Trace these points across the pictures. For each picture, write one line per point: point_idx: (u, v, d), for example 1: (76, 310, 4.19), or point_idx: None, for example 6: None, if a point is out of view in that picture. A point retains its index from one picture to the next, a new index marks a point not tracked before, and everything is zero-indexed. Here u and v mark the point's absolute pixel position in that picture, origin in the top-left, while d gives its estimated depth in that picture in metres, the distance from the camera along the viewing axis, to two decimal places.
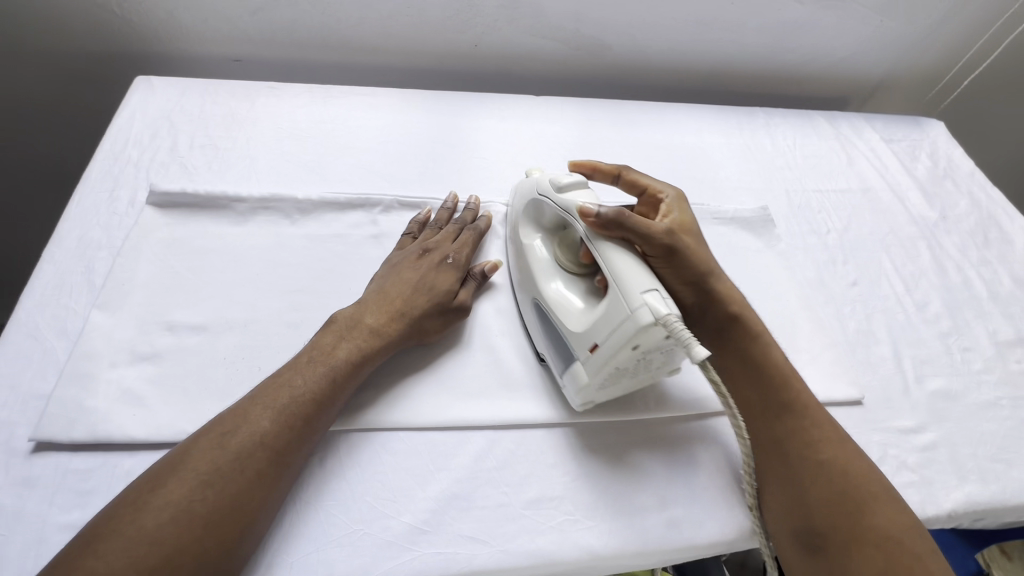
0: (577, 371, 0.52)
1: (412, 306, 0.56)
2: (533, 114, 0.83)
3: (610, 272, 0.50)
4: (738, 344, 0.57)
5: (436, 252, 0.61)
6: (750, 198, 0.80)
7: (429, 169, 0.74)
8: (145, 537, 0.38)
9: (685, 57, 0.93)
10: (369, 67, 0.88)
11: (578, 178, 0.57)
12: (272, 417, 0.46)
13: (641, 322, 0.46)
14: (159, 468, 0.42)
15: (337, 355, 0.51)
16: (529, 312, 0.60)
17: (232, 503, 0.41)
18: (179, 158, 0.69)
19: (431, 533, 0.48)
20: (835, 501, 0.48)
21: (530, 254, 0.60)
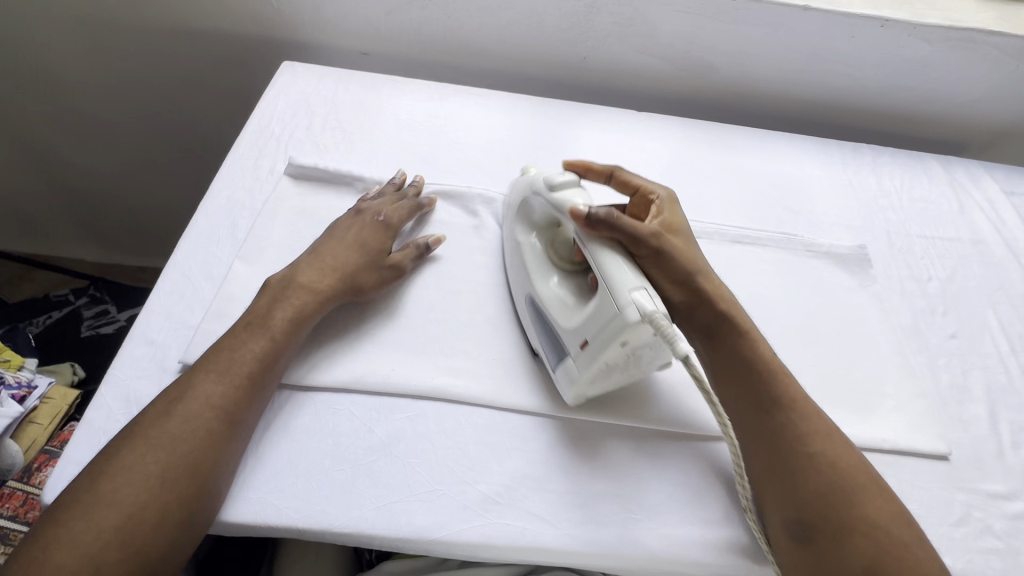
0: (570, 366, 0.55)
1: (344, 265, 0.61)
2: (633, 128, 0.86)
3: (602, 270, 0.53)
4: (725, 338, 0.58)
5: (367, 214, 0.66)
6: (848, 234, 0.78)
7: (529, 170, 0.78)
8: (103, 502, 0.43)
9: (794, 87, 0.93)
10: (481, 71, 0.94)
11: (569, 178, 0.60)
12: (213, 381, 0.50)
13: (630, 319, 0.49)
14: (114, 442, 0.47)
15: (275, 325, 0.55)
16: (524, 309, 0.62)
17: (185, 463, 0.46)
18: (312, 137, 0.77)
19: (502, 505, 0.52)
20: (824, 493, 0.50)
21: (528, 253, 0.63)
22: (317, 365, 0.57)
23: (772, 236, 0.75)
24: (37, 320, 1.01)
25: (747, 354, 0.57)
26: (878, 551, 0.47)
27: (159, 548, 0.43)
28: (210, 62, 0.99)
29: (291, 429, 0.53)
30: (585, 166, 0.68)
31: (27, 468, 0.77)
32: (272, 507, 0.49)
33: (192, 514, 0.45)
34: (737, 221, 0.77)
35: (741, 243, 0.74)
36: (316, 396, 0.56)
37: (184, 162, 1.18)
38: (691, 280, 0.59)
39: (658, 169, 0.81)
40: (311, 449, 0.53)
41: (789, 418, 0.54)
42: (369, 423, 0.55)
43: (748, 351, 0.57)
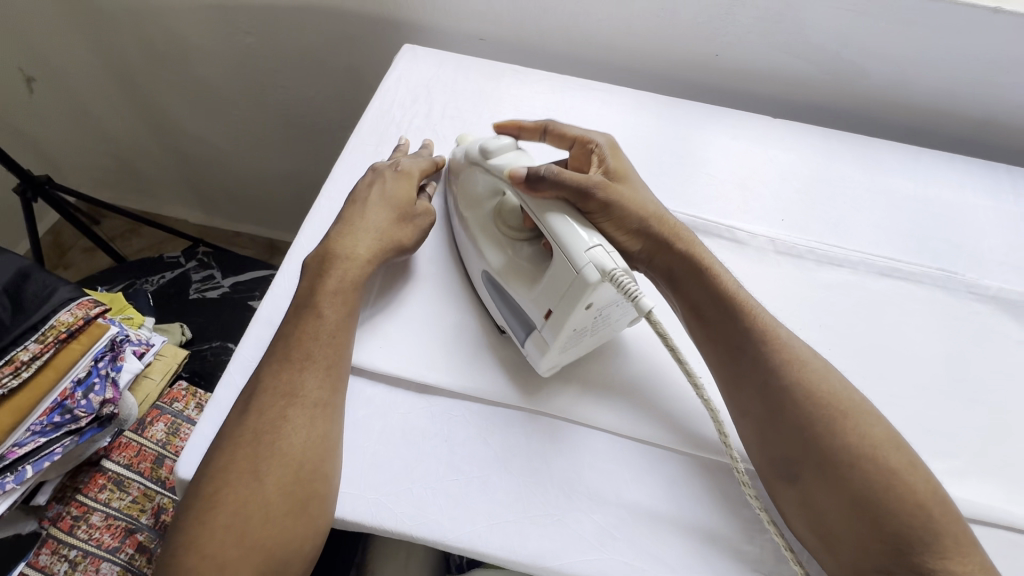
0: (540, 339, 0.53)
1: (377, 224, 0.58)
2: (768, 137, 0.78)
3: (551, 231, 0.51)
4: (685, 282, 0.56)
5: (381, 165, 0.64)
6: (1019, 277, 0.68)
7: (654, 174, 0.73)
8: (209, 506, 0.44)
9: (959, 102, 0.81)
10: (600, 64, 0.89)
11: (505, 143, 0.58)
12: (276, 366, 0.50)
13: (589, 280, 0.47)
14: (210, 447, 0.48)
15: (323, 304, 0.53)
16: (480, 284, 0.59)
17: (272, 454, 0.46)
18: (432, 124, 0.75)
19: (617, 540, 0.49)
20: (798, 430, 0.48)
21: (473, 226, 0.60)
22: (435, 367, 0.56)
23: (928, 272, 0.67)
24: (153, 279, 1.07)
25: (705, 303, 0.55)
26: (869, 486, 0.45)
27: (280, 535, 0.44)
28: (330, 55, 1.02)
29: (408, 431, 0.53)
30: (516, 128, 0.66)
31: (140, 420, 0.84)
32: (388, 510, 0.48)
33: (297, 499, 0.45)
34: (886, 250, 0.69)
35: (890, 276, 0.66)
36: (432, 399, 0.55)
37: (294, 141, 1.22)
38: (645, 224, 0.57)
39: (795, 185, 0.74)
40: (426, 456, 0.51)
41: (753, 358, 0.51)
42: (482, 434, 0.53)
43: (711, 292, 0.55)
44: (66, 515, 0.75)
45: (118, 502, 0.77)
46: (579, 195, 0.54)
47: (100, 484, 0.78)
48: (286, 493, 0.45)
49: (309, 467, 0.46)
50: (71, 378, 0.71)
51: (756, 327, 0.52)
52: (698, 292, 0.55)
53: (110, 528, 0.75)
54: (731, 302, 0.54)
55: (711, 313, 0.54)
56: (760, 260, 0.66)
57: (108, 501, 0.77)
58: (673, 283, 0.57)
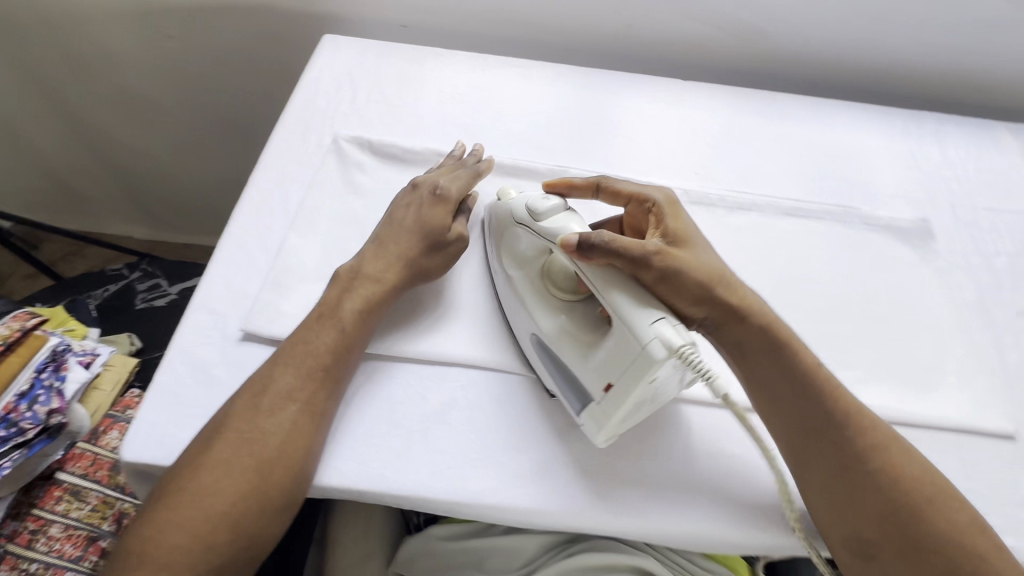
0: (596, 412, 0.51)
1: (405, 253, 0.59)
2: (681, 99, 0.83)
3: (614, 304, 0.49)
4: (755, 354, 0.54)
5: (426, 186, 0.64)
6: (909, 207, 0.75)
7: (575, 142, 0.76)
8: (204, 492, 0.46)
9: (852, 54, 0.88)
10: (523, 42, 0.92)
11: (554, 203, 0.56)
12: (293, 374, 0.51)
13: (656, 356, 0.46)
14: (206, 430, 0.49)
15: (344, 320, 0.55)
16: (529, 346, 0.57)
17: (274, 455, 0.48)
18: (357, 109, 0.77)
19: (556, 475, 0.53)
20: (867, 500, 0.48)
21: (523, 288, 0.58)
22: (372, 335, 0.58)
23: (828, 209, 0.73)
24: (96, 293, 1.05)
25: (775, 377, 0.53)
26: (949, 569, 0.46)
27: (259, 516, 0.46)
28: (257, 53, 1.03)
29: (350, 397, 0.55)
30: (565, 184, 0.64)
31: (93, 431, 0.83)
32: (332, 468, 0.51)
33: (288, 496, 0.48)
34: (790, 193, 0.74)
35: (794, 216, 0.72)
36: (371, 365, 0.57)
37: (232, 143, 1.21)
38: (711, 290, 0.54)
39: (707, 141, 0.78)
40: (369, 417, 0.54)
41: (836, 440, 0.50)
42: (421, 391, 0.56)
43: (787, 368, 0.53)
44: (23, 530, 0.74)
45: (77, 513, 0.77)
46: (637, 267, 0.51)
47: (56, 496, 0.77)
48: (269, 482, 0.47)
49: (303, 466, 0.49)
50: (13, 391, 0.72)
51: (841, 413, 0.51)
52: (767, 365, 0.53)
53: (72, 538, 0.75)
54: (803, 376, 0.52)
55: (782, 386, 0.53)
56: None
57: (66, 512, 0.76)
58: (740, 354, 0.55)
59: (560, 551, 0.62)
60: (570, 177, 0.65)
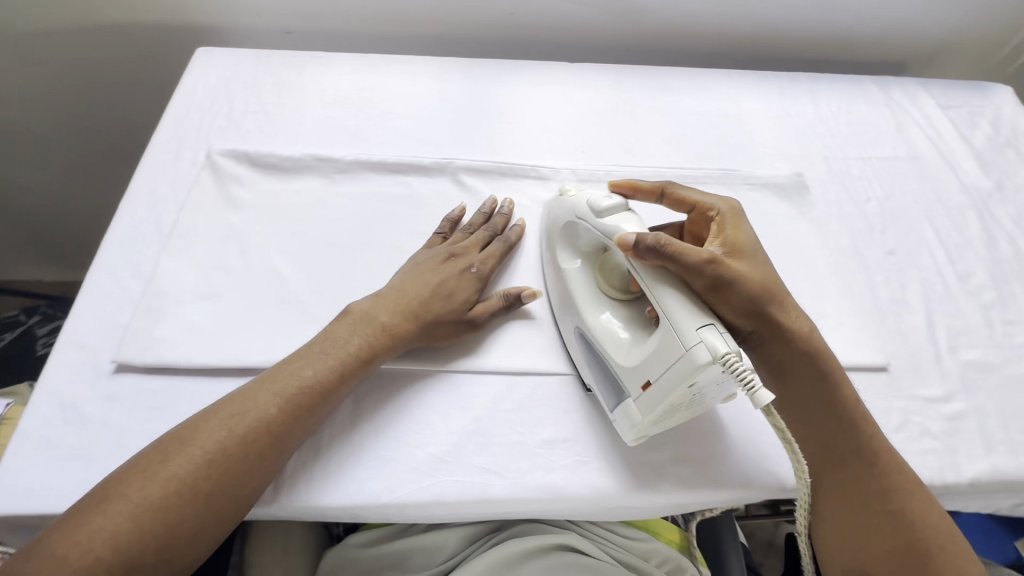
0: (630, 411, 0.51)
1: (422, 316, 0.56)
2: (567, 80, 0.84)
3: (662, 303, 0.48)
4: (797, 369, 0.53)
5: (461, 258, 0.61)
6: (786, 164, 0.78)
7: (462, 134, 0.76)
8: (150, 505, 0.42)
9: (728, 24, 0.91)
10: (410, 38, 0.91)
11: (617, 201, 0.55)
12: (278, 404, 0.49)
13: (699, 361, 0.45)
14: (168, 440, 0.46)
15: (338, 355, 0.52)
16: (574, 342, 0.58)
17: (235, 482, 0.45)
18: (234, 122, 0.74)
19: (451, 465, 0.53)
20: (873, 519, 0.50)
21: (574, 283, 0.58)
22: (256, 349, 0.56)
23: (710, 173, 0.75)
24: None
25: (810, 398, 0.53)
26: None
27: (184, 535, 0.42)
28: (136, 72, 0.98)
29: None
30: (630, 188, 0.61)
31: None
32: None
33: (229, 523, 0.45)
34: (676, 162, 0.76)
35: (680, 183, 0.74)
36: None
37: (127, 168, 1.15)
38: (761, 305, 0.51)
39: (593, 119, 0.80)
40: None
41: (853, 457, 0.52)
42: None
43: (823, 384, 0.53)
44: None
45: None
46: (692, 272, 0.48)
47: None
48: (212, 501, 0.44)
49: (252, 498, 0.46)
50: None
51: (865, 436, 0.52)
52: (809, 385, 0.53)
53: None
54: (840, 404, 0.53)
55: (816, 405, 0.53)
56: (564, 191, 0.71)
57: None
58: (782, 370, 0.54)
59: (484, 541, 0.62)
60: (635, 179, 0.62)
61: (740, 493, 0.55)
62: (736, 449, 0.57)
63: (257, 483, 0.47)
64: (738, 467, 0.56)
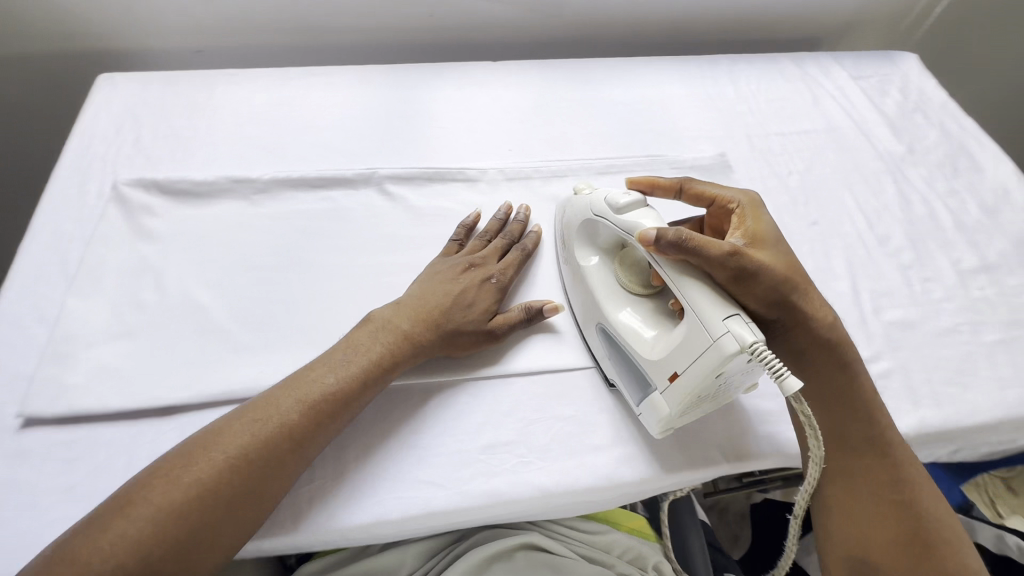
0: (657, 402, 0.51)
1: (443, 328, 0.56)
2: (491, 79, 0.83)
3: (686, 293, 0.48)
4: (820, 359, 0.55)
5: (481, 268, 0.60)
6: (710, 145, 0.80)
7: (386, 142, 0.74)
8: (173, 509, 0.40)
9: (646, 13, 0.92)
10: (328, 48, 0.89)
11: (635, 197, 0.53)
12: (300, 410, 0.47)
13: (727, 351, 0.44)
14: (191, 443, 0.44)
15: (358, 363, 0.51)
16: (595, 337, 0.58)
17: (253, 486, 0.44)
18: (143, 150, 0.71)
19: (390, 483, 0.51)
20: (882, 511, 0.50)
21: (592, 279, 0.58)
22: (177, 385, 0.53)
23: (637, 160, 0.76)
24: None
25: (826, 388, 0.54)
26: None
27: (204, 543, 0.41)
28: (40, 105, 0.93)
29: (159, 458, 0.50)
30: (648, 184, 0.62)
31: None
32: None
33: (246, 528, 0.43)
34: (603, 152, 0.77)
35: (608, 173, 0.74)
36: (180, 418, 0.52)
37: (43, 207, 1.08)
38: (781, 294, 0.52)
39: (518, 116, 0.79)
40: None
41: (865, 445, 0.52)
42: None
43: (840, 377, 0.54)
44: None
45: None
46: (715, 265, 0.48)
47: None
48: (232, 508, 0.42)
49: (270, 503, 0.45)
50: None
51: (878, 426, 0.53)
52: (828, 375, 0.54)
53: None
54: (859, 395, 0.54)
55: (831, 394, 0.54)
56: (493, 192, 0.71)
57: None
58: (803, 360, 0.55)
59: (443, 555, 0.61)
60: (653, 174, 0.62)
61: (687, 475, 0.55)
62: (681, 431, 0.56)
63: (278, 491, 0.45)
64: (682, 448, 0.55)
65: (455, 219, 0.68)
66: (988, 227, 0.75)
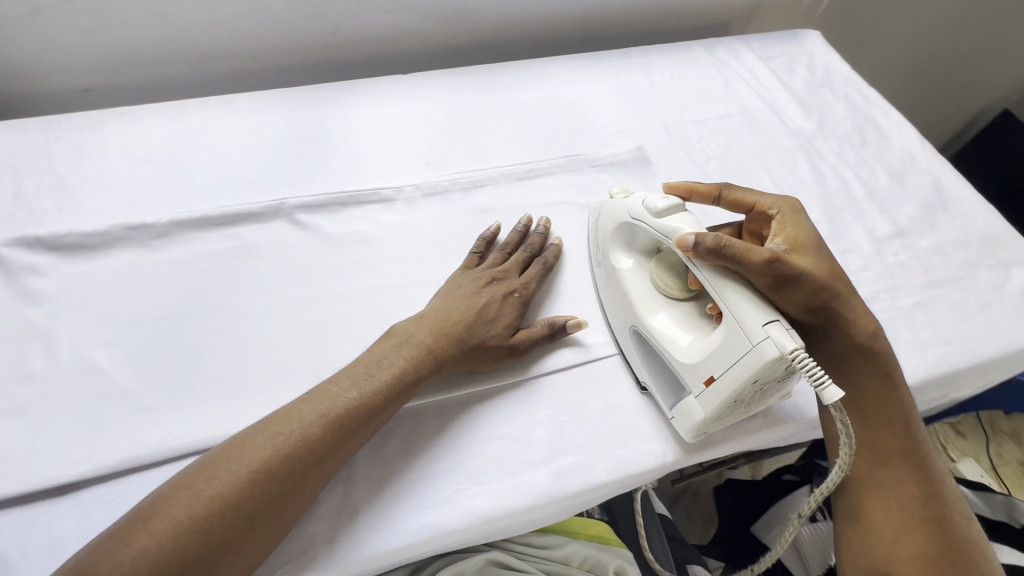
0: (689, 405, 0.52)
1: (466, 344, 0.55)
2: (402, 93, 0.81)
3: (722, 299, 0.49)
4: (860, 367, 0.55)
5: (504, 282, 0.60)
6: (629, 139, 0.80)
7: (295, 169, 0.71)
8: (195, 520, 0.39)
9: (555, 12, 0.92)
10: (230, 76, 0.85)
11: (673, 202, 0.55)
12: (320, 422, 0.46)
13: (767, 356, 0.45)
14: (217, 454, 0.44)
15: (381, 378, 0.50)
16: (626, 339, 0.59)
17: (278, 498, 0.43)
18: (25, 204, 0.65)
19: (318, 532, 0.48)
20: (909, 526, 0.51)
21: (626, 283, 0.58)
22: (76, 460, 0.49)
23: (556, 162, 0.75)
24: None
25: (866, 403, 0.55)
26: None
27: (223, 561, 0.40)
28: None
29: (58, 543, 0.46)
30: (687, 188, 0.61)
31: None
32: None
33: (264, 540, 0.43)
34: (522, 157, 0.76)
35: (528, 178, 0.73)
36: (82, 495, 0.48)
37: None
38: (821, 301, 0.52)
39: (433, 129, 0.77)
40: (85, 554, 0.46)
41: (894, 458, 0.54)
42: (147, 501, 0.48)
43: (879, 389, 0.55)
44: None
45: None
46: (752, 273, 0.49)
47: None
48: (251, 526, 0.41)
49: (287, 517, 0.44)
50: None
51: (909, 440, 0.54)
52: (869, 390, 0.55)
53: None
54: (895, 407, 0.55)
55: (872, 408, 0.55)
56: (411, 210, 0.68)
57: None
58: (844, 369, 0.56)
59: None
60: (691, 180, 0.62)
61: (627, 478, 0.54)
62: (617, 434, 0.56)
63: (297, 506, 0.45)
64: (621, 452, 0.55)
65: (372, 242, 0.65)
66: (897, 193, 0.77)
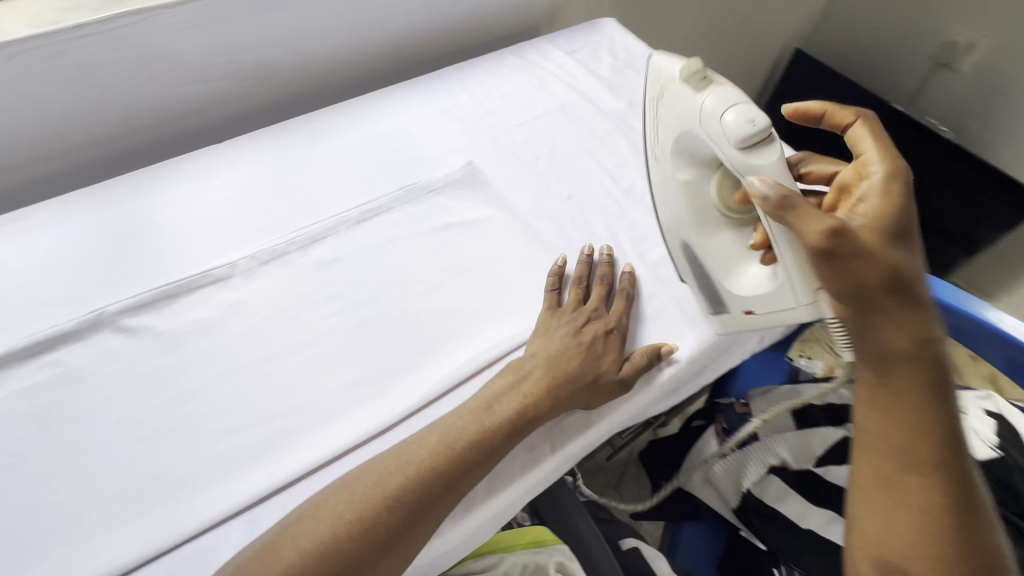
0: (726, 318, 0.62)
1: (578, 384, 0.58)
2: (219, 163, 0.77)
3: (778, 240, 0.52)
4: (905, 356, 0.47)
5: (598, 321, 0.63)
6: (460, 156, 0.82)
7: (109, 272, 0.66)
8: (339, 539, 0.45)
9: (362, 49, 0.93)
10: (17, 187, 0.77)
11: (760, 133, 0.51)
12: (457, 450, 0.51)
13: (806, 316, 0.54)
14: (348, 479, 0.49)
15: (504, 406, 0.55)
16: (680, 246, 0.65)
17: (408, 519, 0.48)
18: None
19: None
20: (934, 539, 0.44)
21: (684, 195, 0.61)
22: None
23: (392, 196, 0.75)
24: None
25: (907, 401, 0.47)
26: None
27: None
28: None
29: None
30: (820, 111, 0.58)
31: None
32: None
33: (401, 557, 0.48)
34: (357, 199, 0.75)
35: (366, 218, 0.73)
36: None
37: None
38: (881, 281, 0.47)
39: (259, 194, 0.75)
40: None
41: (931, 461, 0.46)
42: None
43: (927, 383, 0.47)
44: None
45: None
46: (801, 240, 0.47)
47: None
48: (388, 548, 0.47)
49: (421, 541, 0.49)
50: None
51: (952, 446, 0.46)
52: (910, 391, 0.47)
53: None
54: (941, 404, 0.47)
55: (912, 409, 0.47)
56: (249, 282, 0.66)
57: None
58: (884, 365, 0.48)
59: None
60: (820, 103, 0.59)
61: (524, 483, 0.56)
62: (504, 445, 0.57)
63: (428, 526, 0.49)
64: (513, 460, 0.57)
65: (213, 327, 0.62)
66: None
